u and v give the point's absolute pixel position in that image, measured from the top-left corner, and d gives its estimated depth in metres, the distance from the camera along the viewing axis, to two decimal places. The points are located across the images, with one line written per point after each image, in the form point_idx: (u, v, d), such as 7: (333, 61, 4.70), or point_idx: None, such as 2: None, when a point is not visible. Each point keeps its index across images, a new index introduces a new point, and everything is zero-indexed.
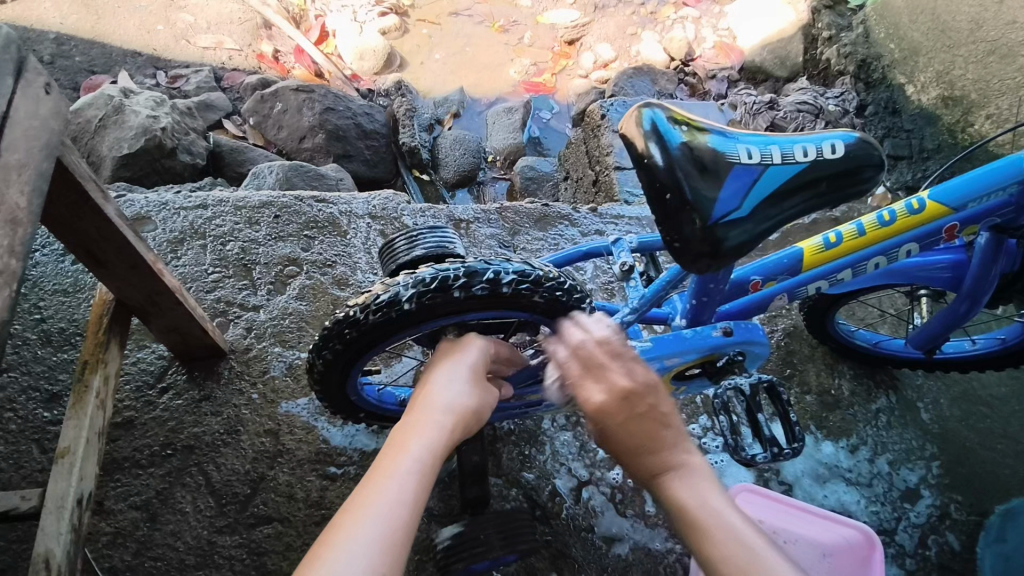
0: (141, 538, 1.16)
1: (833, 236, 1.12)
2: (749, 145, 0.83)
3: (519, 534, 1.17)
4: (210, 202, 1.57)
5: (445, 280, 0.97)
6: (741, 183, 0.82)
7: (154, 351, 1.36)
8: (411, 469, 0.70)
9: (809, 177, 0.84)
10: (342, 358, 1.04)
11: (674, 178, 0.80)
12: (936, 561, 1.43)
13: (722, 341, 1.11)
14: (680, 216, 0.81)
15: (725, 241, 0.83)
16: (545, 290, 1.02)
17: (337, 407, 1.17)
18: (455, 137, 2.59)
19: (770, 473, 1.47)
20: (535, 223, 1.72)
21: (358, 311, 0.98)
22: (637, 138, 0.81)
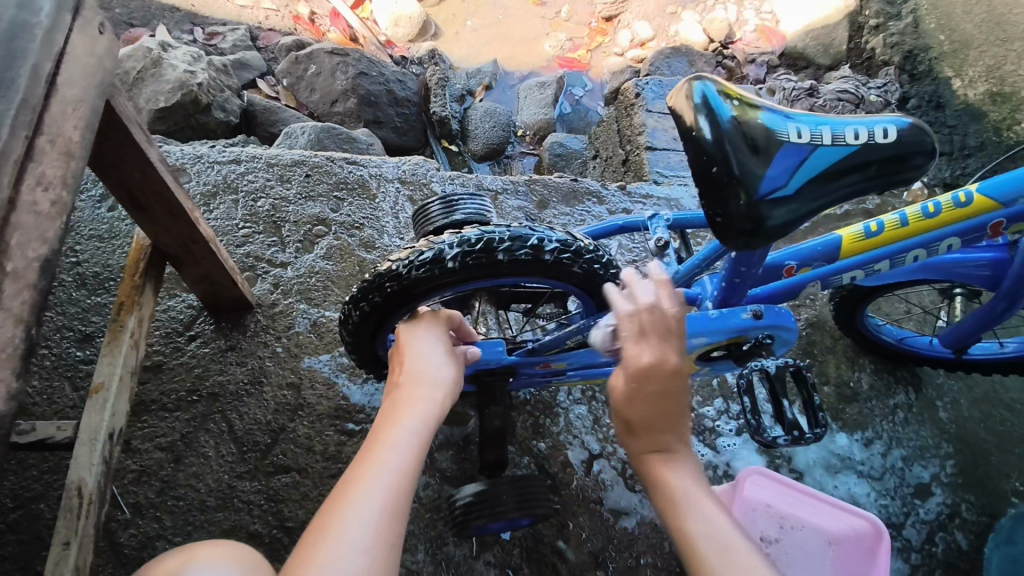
0: (166, 478, 1.21)
1: (873, 225, 1.09)
2: (801, 123, 0.80)
3: (536, 499, 1.18)
4: (243, 157, 1.59)
5: (490, 243, 0.96)
6: (791, 162, 0.79)
7: (183, 300, 1.39)
8: (409, 441, 0.79)
9: (860, 160, 0.81)
10: (378, 312, 1.02)
11: (722, 152, 0.78)
12: (943, 558, 1.43)
13: (751, 324, 1.10)
14: (726, 190, 0.79)
15: (767, 219, 0.81)
16: (584, 262, 1.02)
17: (366, 364, 1.18)
18: (486, 109, 2.58)
19: (781, 460, 1.48)
20: (563, 197, 1.72)
21: (401, 266, 0.96)
22: (687, 111, 0.79)
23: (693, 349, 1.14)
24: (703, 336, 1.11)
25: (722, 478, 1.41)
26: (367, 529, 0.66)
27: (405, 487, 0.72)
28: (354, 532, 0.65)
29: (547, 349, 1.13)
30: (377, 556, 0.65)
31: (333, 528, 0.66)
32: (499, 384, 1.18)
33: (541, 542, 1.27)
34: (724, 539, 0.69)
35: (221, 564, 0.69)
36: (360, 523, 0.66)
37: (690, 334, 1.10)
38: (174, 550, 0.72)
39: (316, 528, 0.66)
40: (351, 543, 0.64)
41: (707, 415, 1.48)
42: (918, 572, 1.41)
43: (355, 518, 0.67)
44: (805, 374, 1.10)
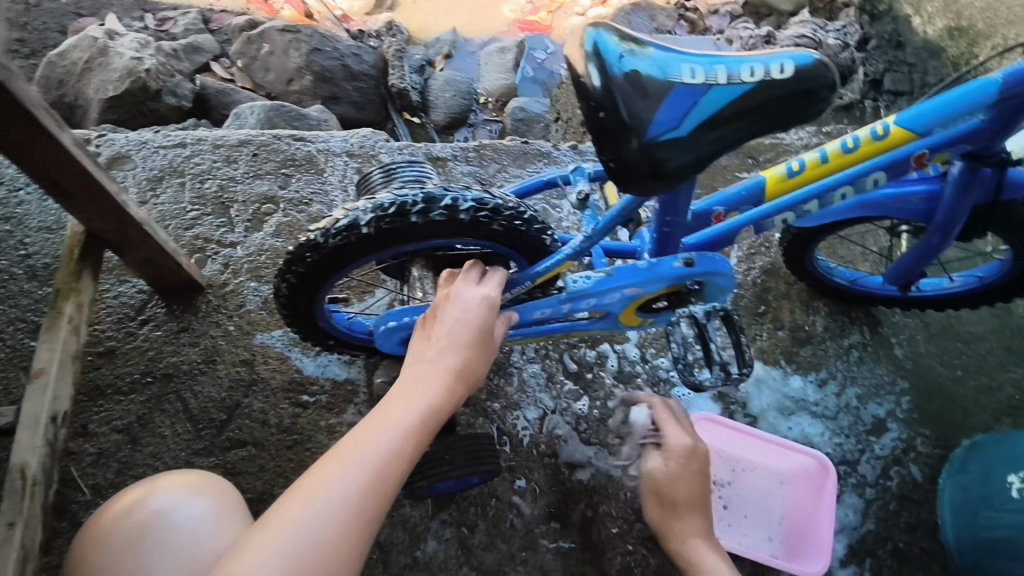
0: (124, 458, 1.24)
1: (796, 164, 1.09)
2: (694, 64, 0.80)
3: (484, 456, 1.22)
4: (188, 141, 1.59)
5: (403, 205, 0.97)
6: (682, 105, 0.79)
7: (134, 285, 1.41)
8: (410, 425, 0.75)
9: (757, 99, 0.81)
10: (306, 282, 1.05)
11: (610, 99, 0.78)
12: (896, 490, 1.46)
13: (683, 272, 1.10)
14: (617, 137, 0.80)
15: (663, 162, 0.82)
16: (503, 219, 1.03)
17: (311, 336, 1.20)
18: (446, 78, 2.56)
19: (736, 405, 1.50)
20: (513, 160, 1.71)
21: (319, 235, 0.99)
22: (578, 58, 0.78)
23: (630, 300, 1.15)
24: (635, 287, 1.12)
25: None
26: (330, 514, 0.64)
27: (384, 479, 0.68)
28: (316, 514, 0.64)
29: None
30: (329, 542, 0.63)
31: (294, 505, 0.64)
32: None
33: (496, 497, 1.30)
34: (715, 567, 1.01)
35: (171, 492, 0.89)
36: (326, 507, 0.64)
37: (622, 285, 1.11)
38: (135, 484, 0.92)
39: (285, 498, 0.65)
40: (308, 520, 0.63)
41: (662, 366, 1.50)
42: (872, 505, 1.44)
43: (327, 496, 0.65)
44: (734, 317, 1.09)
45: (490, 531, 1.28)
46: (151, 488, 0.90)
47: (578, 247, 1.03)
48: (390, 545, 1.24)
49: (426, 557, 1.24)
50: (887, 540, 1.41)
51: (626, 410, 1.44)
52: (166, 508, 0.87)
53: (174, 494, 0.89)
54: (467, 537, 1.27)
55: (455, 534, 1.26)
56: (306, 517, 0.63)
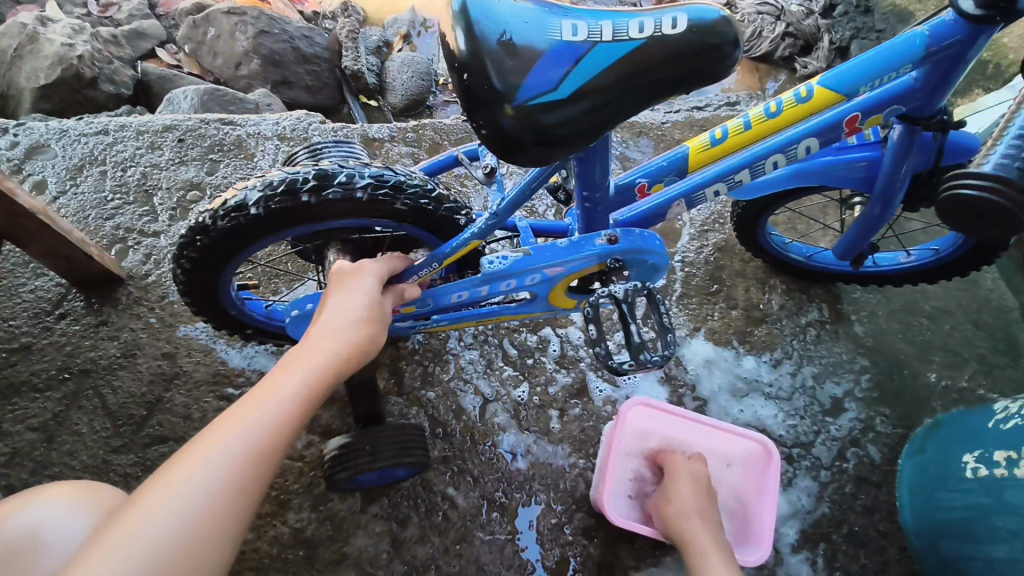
0: (39, 458, 1.19)
1: (719, 132, 1.02)
2: (578, 20, 0.74)
3: (410, 447, 1.16)
4: (111, 128, 1.53)
5: (293, 184, 0.91)
6: (559, 66, 0.73)
7: (51, 279, 1.35)
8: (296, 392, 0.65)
9: (648, 56, 0.74)
10: (202, 268, 1.00)
11: (477, 61, 0.72)
12: (853, 473, 1.41)
13: (608, 249, 1.06)
14: (489, 102, 0.73)
15: (540, 129, 0.75)
16: (407, 197, 0.97)
17: (224, 325, 1.16)
18: (405, 60, 2.44)
19: (685, 389, 1.43)
20: (455, 140, 1.65)
21: (207, 217, 0.93)
22: (447, 21, 0.74)
23: (554, 281, 1.10)
24: (557, 266, 1.07)
25: None
26: (193, 502, 0.53)
27: (263, 456, 0.59)
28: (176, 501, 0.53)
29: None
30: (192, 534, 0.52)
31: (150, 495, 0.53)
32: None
33: (429, 490, 1.26)
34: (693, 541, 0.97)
35: (52, 503, 0.75)
36: (196, 488, 0.54)
37: (543, 265, 1.06)
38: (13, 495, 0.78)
39: (149, 481, 0.54)
40: (167, 510, 0.52)
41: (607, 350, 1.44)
42: (828, 488, 1.39)
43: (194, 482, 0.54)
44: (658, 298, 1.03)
45: (422, 525, 1.23)
46: (27, 500, 0.76)
47: (487, 225, 0.97)
48: (317, 541, 1.19)
49: (355, 553, 1.19)
50: (844, 524, 1.35)
51: (569, 396, 1.38)
52: (44, 523, 0.72)
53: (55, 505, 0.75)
54: (399, 532, 1.22)
55: (386, 529, 1.21)
56: (165, 507, 0.53)
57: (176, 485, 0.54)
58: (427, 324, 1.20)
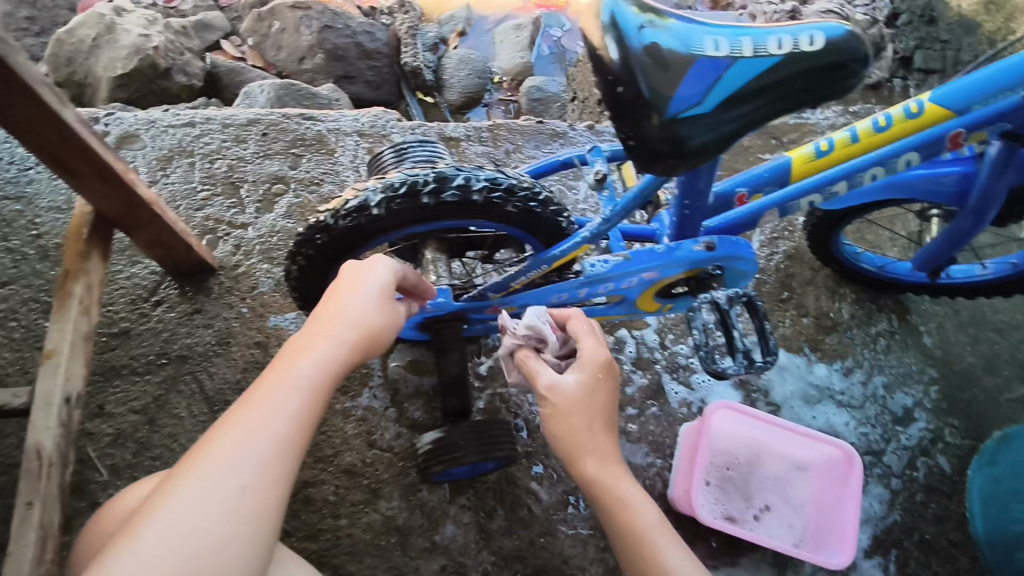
0: (141, 439, 1.23)
1: (825, 144, 1.01)
2: (718, 36, 0.73)
3: (497, 443, 1.15)
4: (197, 119, 1.55)
5: (414, 185, 0.90)
6: (706, 79, 0.72)
7: (147, 266, 1.39)
8: (301, 383, 0.68)
9: (789, 72, 0.74)
10: (316, 265, 1.00)
11: (629, 72, 0.70)
12: (923, 482, 1.43)
13: (704, 255, 1.05)
14: (636, 113, 0.72)
15: (687, 141, 0.73)
16: (518, 200, 0.95)
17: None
18: (461, 57, 2.50)
19: (758, 394, 1.46)
20: (530, 140, 1.66)
21: (328, 216, 0.93)
22: (592, 30, 0.72)
23: (647, 285, 1.10)
24: (653, 271, 1.07)
25: (697, 414, 1.41)
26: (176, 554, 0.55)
27: (246, 495, 0.60)
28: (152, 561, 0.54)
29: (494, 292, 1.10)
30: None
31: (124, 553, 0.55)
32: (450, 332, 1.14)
33: (514, 484, 1.29)
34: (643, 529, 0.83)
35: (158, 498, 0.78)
36: (212, 494, 0.59)
37: (639, 270, 1.06)
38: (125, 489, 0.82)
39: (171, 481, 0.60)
40: (185, 502, 0.58)
41: (683, 353, 1.47)
42: (899, 496, 1.41)
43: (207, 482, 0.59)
44: (757, 303, 1.01)
45: (509, 518, 1.26)
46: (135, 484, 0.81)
47: (597, 230, 0.98)
48: (408, 529, 1.23)
49: (445, 542, 1.23)
50: (914, 531, 1.38)
51: (647, 397, 1.41)
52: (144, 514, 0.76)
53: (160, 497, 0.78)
54: (486, 524, 1.25)
55: (474, 520, 1.26)
56: (182, 502, 0.58)
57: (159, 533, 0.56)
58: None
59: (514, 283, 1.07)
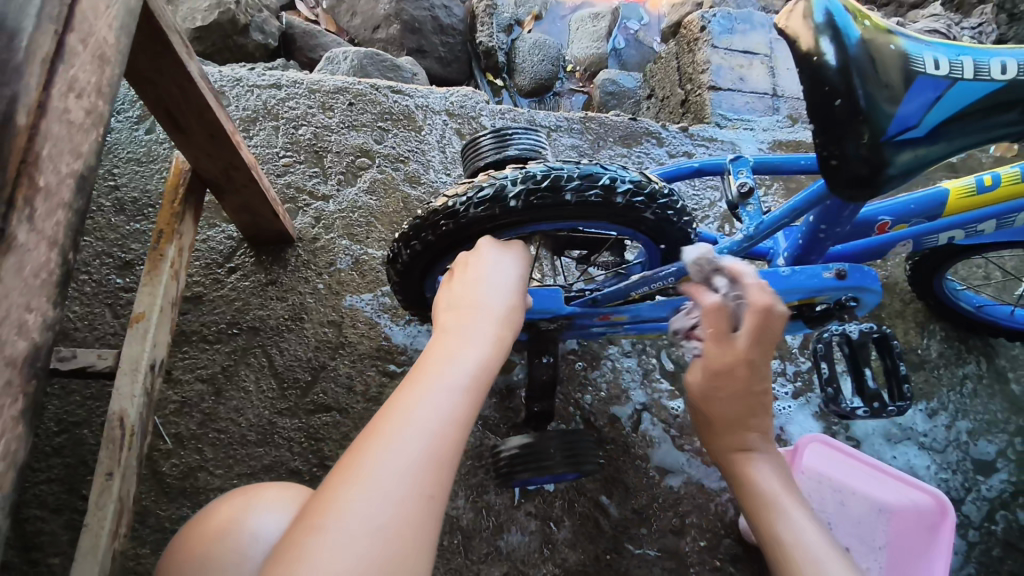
0: (206, 410, 1.19)
1: (988, 178, 0.99)
2: (938, 54, 0.75)
3: (584, 454, 1.15)
4: (284, 82, 1.51)
5: (558, 181, 0.90)
6: (925, 98, 0.75)
7: (224, 231, 1.35)
8: (461, 378, 0.59)
9: (1002, 101, 0.76)
10: (430, 252, 0.98)
11: (848, 82, 0.73)
12: (1002, 536, 1.35)
13: (832, 284, 1.00)
14: (849, 126, 0.75)
15: (890, 164, 0.77)
16: (658, 207, 0.96)
17: (413, 304, 1.15)
18: (535, 41, 2.44)
19: (839, 427, 1.40)
20: (620, 138, 1.60)
21: (459, 203, 0.91)
22: (807, 33, 0.74)
23: None
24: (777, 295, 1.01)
25: (774, 441, 1.35)
26: (388, 497, 0.49)
27: (450, 435, 0.54)
28: (368, 509, 0.48)
29: (609, 299, 1.08)
30: (393, 542, 0.47)
31: (335, 504, 0.49)
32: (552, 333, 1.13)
33: (583, 495, 1.23)
34: (769, 497, 0.78)
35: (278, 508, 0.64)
36: (380, 500, 0.49)
37: None
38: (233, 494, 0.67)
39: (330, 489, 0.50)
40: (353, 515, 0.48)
41: None
42: (975, 549, 1.34)
43: (374, 485, 0.49)
44: (890, 341, 1.03)
45: (575, 530, 1.21)
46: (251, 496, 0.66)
47: (736, 245, 0.97)
48: (472, 531, 1.18)
49: (508, 549, 1.18)
50: None
51: None
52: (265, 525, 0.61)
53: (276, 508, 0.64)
54: (552, 533, 1.20)
55: (539, 528, 1.20)
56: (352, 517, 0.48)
57: (367, 475, 0.50)
58: (610, 332, 1.17)
59: (632, 293, 1.06)
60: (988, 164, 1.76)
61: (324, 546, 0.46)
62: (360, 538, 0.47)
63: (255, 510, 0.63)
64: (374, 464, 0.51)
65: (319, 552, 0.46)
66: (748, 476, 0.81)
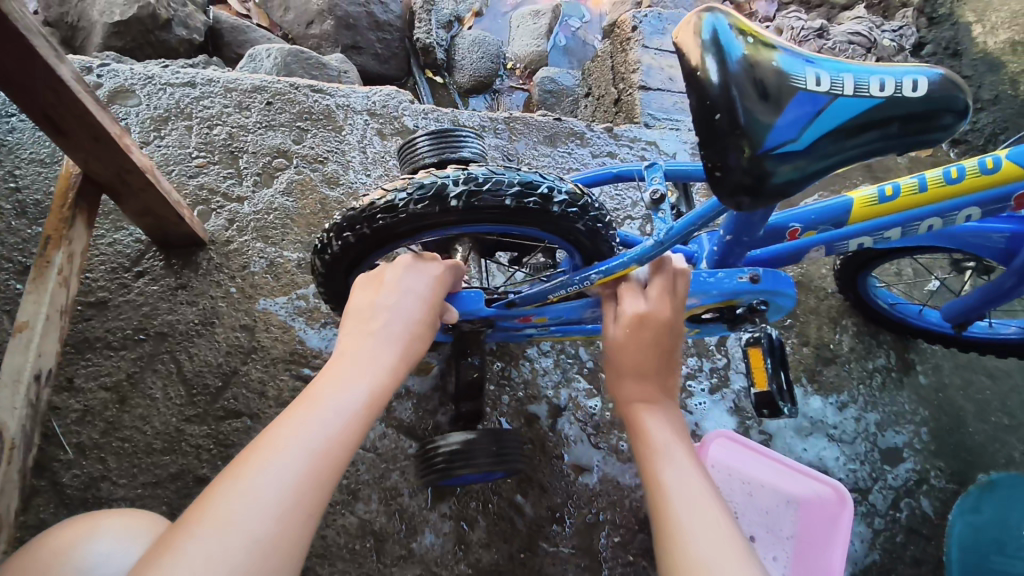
0: (110, 419, 1.16)
1: (889, 188, 0.99)
2: (821, 71, 0.73)
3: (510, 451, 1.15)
4: (198, 80, 1.47)
5: (499, 185, 0.91)
6: (804, 112, 0.72)
7: (131, 234, 1.31)
8: (349, 404, 0.68)
9: (883, 115, 0.74)
10: (362, 246, 0.96)
11: (728, 97, 0.70)
12: (905, 523, 1.41)
13: (747, 287, 1.02)
14: (727, 140, 0.72)
15: (771, 176, 0.73)
16: (589, 219, 0.97)
17: (336, 304, 1.12)
18: (475, 39, 2.42)
19: (752, 422, 1.43)
20: (544, 138, 1.61)
21: (399, 199, 0.90)
22: (693, 49, 0.71)
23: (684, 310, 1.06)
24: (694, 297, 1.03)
25: (689, 437, 1.38)
26: (267, 511, 0.57)
27: (330, 459, 0.63)
28: (247, 519, 0.56)
29: (529, 302, 1.07)
30: (263, 555, 0.55)
31: (218, 513, 0.56)
32: (474, 332, 1.13)
33: (498, 496, 1.24)
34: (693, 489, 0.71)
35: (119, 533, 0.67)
36: (253, 504, 0.57)
37: None
38: (67, 524, 0.69)
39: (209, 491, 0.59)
40: (224, 515, 0.56)
41: (680, 373, 1.44)
42: (879, 536, 1.39)
43: (249, 493, 0.58)
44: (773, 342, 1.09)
45: (489, 529, 1.22)
46: (93, 530, 0.67)
47: (648, 249, 0.95)
48: (385, 535, 1.19)
49: (422, 551, 1.19)
50: (891, 573, 1.37)
51: None
52: (100, 557, 0.64)
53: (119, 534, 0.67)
54: (466, 533, 1.21)
55: (454, 529, 1.21)
56: (227, 523, 0.56)
57: (248, 489, 0.58)
58: (536, 333, 1.17)
59: (551, 296, 1.06)
60: (903, 163, 1.82)
61: (198, 554, 0.54)
62: (233, 548, 0.55)
63: (92, 540, 0.66)
64: (252, 480, 0.59)
65: (186, 555, 0.54)
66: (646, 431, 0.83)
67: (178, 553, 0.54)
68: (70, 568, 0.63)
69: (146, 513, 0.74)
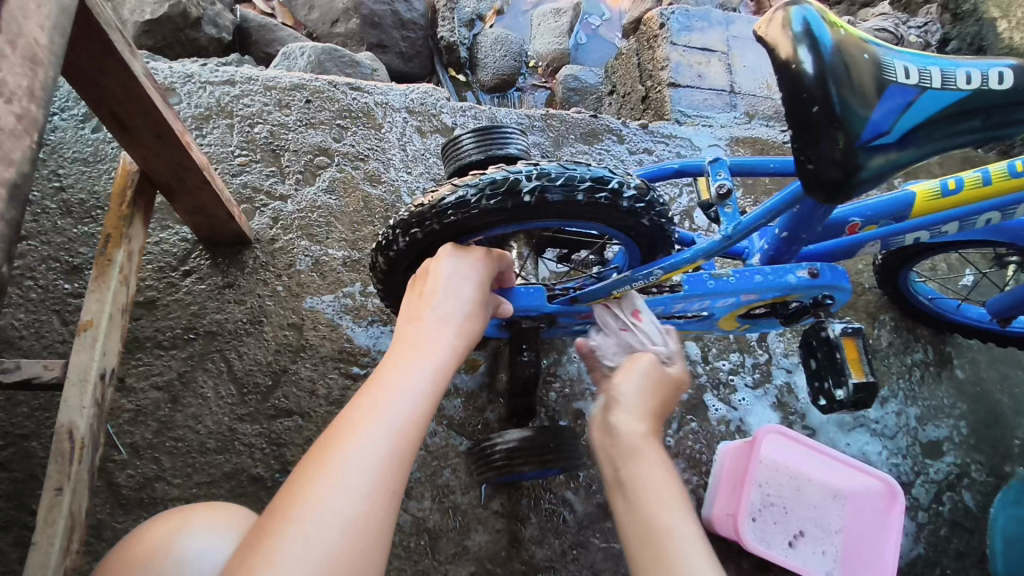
0: (163, 418, 1.16)
1: (952, 182, 0.98)
2: (908, 62, 0.74)
3: (568, 448, 1.14)
4: (238, 79, 1.47)
5: (571, 181, 0.90)
6: (896, 104, 0.73)
7: (177, 233, 1.31)
8: (419, 385, 0.67)
9: (968, 109, 0.75)
10: (429, 241, 0.95)
11: (825, 89, 0.71)
12: (948, 517, 1.41)
13: (806, 284, 1.01)
14: (823, 132, 0.73)
15: (862, 169, 0.75)
16: (655, 215, 0.97)
17: (392, 300, 1.12)
18: (497, 37, 2.44)
19: (795, 417, 1.44)
20: (581, 135, 1.61)
21: (471, 194, 0.90)
22: (785, 42, 0.72)
23: (740, 306, 1.06)
24: (752, 294, 1.02)
25: (734, 433, 1.38)
26: (353, 492, 0.57)
27: (409, 439, 0.63)
28: (337, 501, 0.56)
29: (590, 299, 1.04)
30: (358, 535, 0.56)
31: (307, 499, 0.56)
32: (532, 328, 1.12)
33: (549, 492, 1.24)
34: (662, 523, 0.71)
35: (208, 530, 0.67)
36: (341, 488, 0.57)
37: (739, 291, 1.02)
38: (158, 521, 0.69)
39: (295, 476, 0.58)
40: (316, 500, 0.56)
41: (723, 370, 1.44)
42: (924, 530, 1.40)
43: (336, 476, 0.57)
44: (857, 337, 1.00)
45: (542, 526, 1.22)
46: (181, 525, 0.67)
47: (715, 245, 0.96)
48: (439, 532, 1.18)
49: (475, 548, 1.19)
50: (936, 566, 1.37)
51: (686, 411, 1.38)
52: (195, 552, 0.64)
53: (209, 530, 0.66)
54: (519, 531, 1.21)
55: (507, 527, 1.21)
56: (318, 510, 0.55)
57: (335, 474, 0.58)
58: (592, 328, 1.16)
59: (614, 292, 1.03)
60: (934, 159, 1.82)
61: (297, 540, 0.54)
62: (328, 532, 0.55)
63: (183, 535, 0.66)
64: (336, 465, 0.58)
65: (288, 540, 0.54)
66: (642, 475, 0.76)
67: (278, 539, 0.54)
68: (171, 565, 0.63)
69: (229, 507, 0.73)
